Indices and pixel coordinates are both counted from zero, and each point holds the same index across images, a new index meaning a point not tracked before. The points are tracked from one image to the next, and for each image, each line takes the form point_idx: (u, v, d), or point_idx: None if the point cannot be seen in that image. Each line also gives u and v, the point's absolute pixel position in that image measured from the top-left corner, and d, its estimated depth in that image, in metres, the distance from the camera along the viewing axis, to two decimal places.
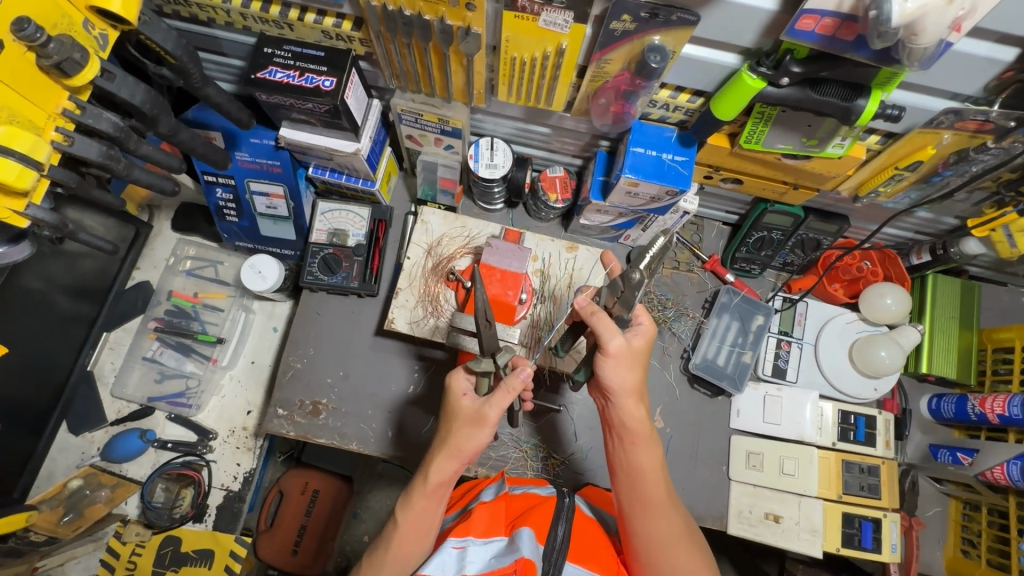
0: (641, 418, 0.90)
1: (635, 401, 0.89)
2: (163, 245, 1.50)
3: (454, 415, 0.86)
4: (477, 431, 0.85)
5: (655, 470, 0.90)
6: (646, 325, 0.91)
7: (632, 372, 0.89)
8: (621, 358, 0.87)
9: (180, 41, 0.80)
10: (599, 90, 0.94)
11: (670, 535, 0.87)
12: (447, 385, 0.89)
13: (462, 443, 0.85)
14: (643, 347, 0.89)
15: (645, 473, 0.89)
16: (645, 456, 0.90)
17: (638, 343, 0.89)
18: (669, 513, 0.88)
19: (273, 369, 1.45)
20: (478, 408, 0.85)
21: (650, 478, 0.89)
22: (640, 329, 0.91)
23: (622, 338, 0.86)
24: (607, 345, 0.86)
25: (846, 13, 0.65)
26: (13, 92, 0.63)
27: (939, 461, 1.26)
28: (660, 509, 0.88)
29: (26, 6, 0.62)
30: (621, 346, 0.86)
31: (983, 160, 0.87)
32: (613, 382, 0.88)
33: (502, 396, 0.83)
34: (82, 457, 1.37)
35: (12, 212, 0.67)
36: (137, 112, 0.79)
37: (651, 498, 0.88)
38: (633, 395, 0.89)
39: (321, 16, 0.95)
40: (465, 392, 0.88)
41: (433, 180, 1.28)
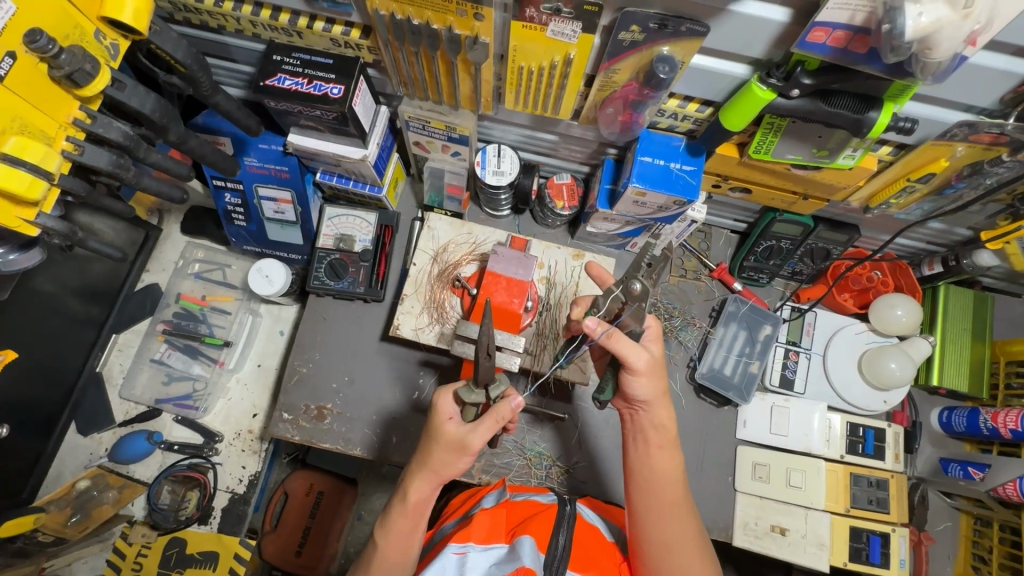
0: (664, 427, 0.90)
1: (662, 408, 0.91)
2: (173, 248, 1.52)
3: (439, 440, 0.85)
4: (457, 458, 0.86)
5: (675, 478, 0.89)
6: (653, 328, 0.93)
7: (660, 382, 0.90)
8: (650, 370, 0.88)
9: (191, 51, 0.81)
10: (607, 99, 0.94)
11: (683, 541, 0.86)
12: (433, 408, 0.87)
13: (444, 468, 0.86)
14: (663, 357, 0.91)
15: (662, 480, 0.88)
16: (666, 463, 0.89)
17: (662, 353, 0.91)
18: (684, 519, 0.87)
19: (280, 373, 1.46)
20: (462, 436, 0.84)
21: (667, 486, 0.88)
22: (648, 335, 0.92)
23: (651, 355, 0.87)
24: (638, 358, 0.86)
25: (859, 26, 0.64)
26: (25, 103, 0.64)
27: (949, 475, 1.24)
28: (674, 516, 0.87)
29: (38, 18, 0.63)
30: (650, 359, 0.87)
31: (997, 173, 0.86)
32: (643, 390, 0.89)
33: (489, 425, 0.83)
34: (90, 458, 1.39)
35: (23, 220, 0.68)
36: (147, 121, 0.80)
37: (668, 504, 0.87)
38: (659, 403, 0.90)
39: (330, 24, 0.96)
40: (450, 417, 0.86)
41: (440, 186, 1.28)
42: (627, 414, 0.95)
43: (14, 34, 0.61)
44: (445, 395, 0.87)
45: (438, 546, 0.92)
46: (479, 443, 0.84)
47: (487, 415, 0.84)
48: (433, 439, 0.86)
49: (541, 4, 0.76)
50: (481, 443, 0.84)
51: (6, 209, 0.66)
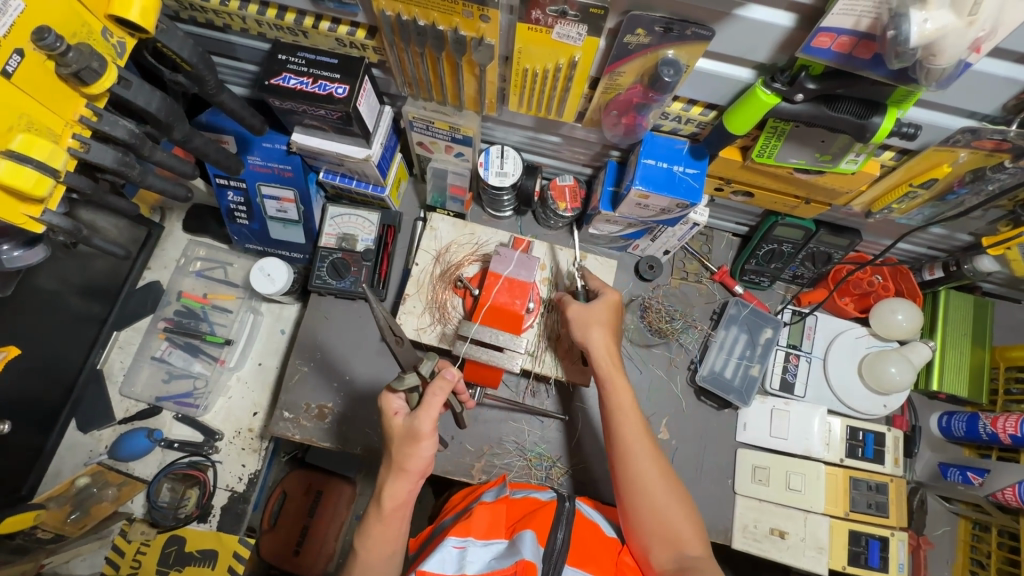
0: (614, 370, 0.99)
1: (607, 356, 1.00)
2: (174, 245, 1.52)
3: (391, 436, 0.87)
4: (415, 447, 0.84)
5: (631, 417, 0.97)
6: (607, 294, 1.05)
7: (599, 331, 1.01)
8: (588, 319, 1.02)
9: (197, 50, 0.81)
10: (611, 101, 0.94)
11: (647, 476, 0.92)
12: (381, 409, 0.90)
13: (406, 464, 0.85)
14: (603, 312, 1.03)
15: (622, 419, 0.96)
16: (620, 404, 0.97)
17: (597, 308, 1.03)
18: (644, 455, 0.93)
19: (281, 372, 1.46)
20: (409, 425, 0.85)
21: (624, 424, 0.96)
22: (602, 297, 1.05)
23: (577, 303, 1.03)
24: (567, 309, 1.04)
25: (864, 32, 0.64)
26: (31, 100, 0.64)
27: (948, 480, 1.24)
28: (638, 452, 0.93)
29: (46, 17, 0.63)
30: (578, 308, 1.03)
31: (999, 179, 0.86)
32: (583, 340, 1.02)
33: (428, 402, 0.84)
34: (90, 455, 1.38)
35: (29, 217, 0.68)
36: (153, 119, 0.80)
37: (627, 442, 0.94)
38: (606, 350, 1.01)
39: (335, 24, 0.96)
40: (397, 411, 0.89)
41: (443, 187, 1.28)
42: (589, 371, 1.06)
43: (23, 32, 0.61)
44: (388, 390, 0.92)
45: (437, 540, 0.92)
46: (428, 425, 0.83)
47: (427, 392, 0.85)
48: (389, 440, 0.88)
49: (547, 6, 0.76)
50: (428, 424, 0.83)
51: (12, 205, 0.66)
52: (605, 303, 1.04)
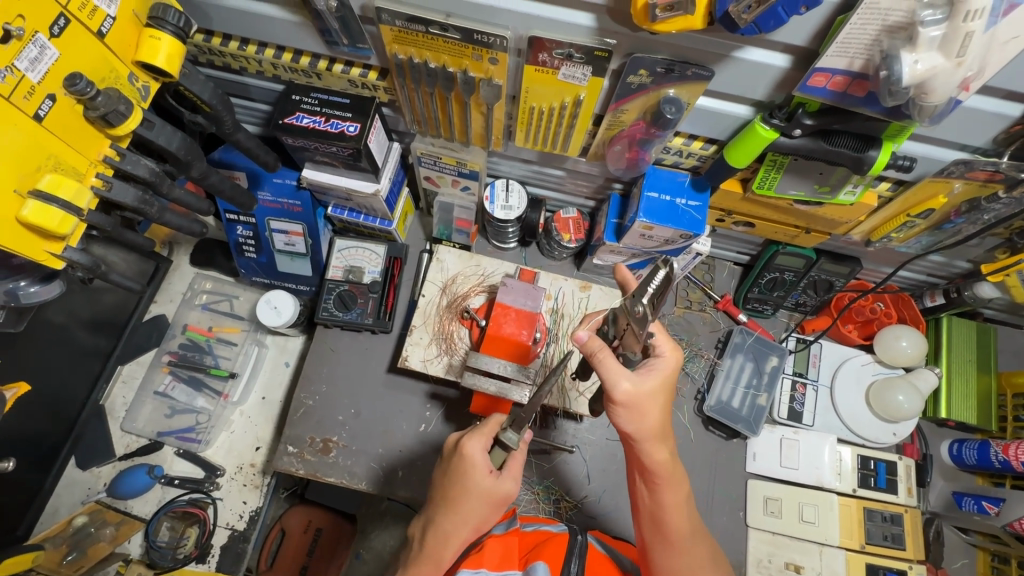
0: (664, 459, 0.83)
1: (659, 443, 0.82)
2: (181, 279, 1.53)
3: (477, 495, 0.84)
4: (496, 510, 0.87)
5: (681, 509, 0.85)
6: (666, 358, 0.82)
7: (652, 417, 0.81)
8: (644, 403, 0.79)
9: (216, 91, 0.85)
10: (614, 137, 0.97)
11: (697, 571, 0.84)
12: (466, 459, 0.85)
13: (483, 524, 0.86)
14: (656, 385, 0.80)
15: (669, 513, 0.84)
16: (671, 495, 0.84)
17: (648, 386, 0.79)
18: (692, 547, 0.85)
19: (285, 406, 1.45)
20: (502, 491, 0.86)
21: (672, 515, 0.84)
22: (655, 365, 0.81)
23: (628, 383, 0.77)
24: (614, 392, 0.78)
25: (857, 72, 0.67)
26: (59, 142, 0.66)
27: (963, 510, 1.21)
28: (688, 546, 0.84)
29: (79, 63, 0.65)
30: (631, 389, 0.78)
31: (994, 210, 0.88)
32: (637, 429, 0.81)
33: (515, 467, 0.87)
34: (88, 493, 1.36)
35: (49, 253, 0.69)
36: (172, 158, 0.83)
37: (675, 537, 0.84)
38: (658, 436, 0.82)
39: (348, 66, 1.00)
40: (488, 468, 0.85)
41: (449, 220, 1.31)
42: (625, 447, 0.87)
43: (55, 78, 0.63)
44: (478, 440, 0.86)
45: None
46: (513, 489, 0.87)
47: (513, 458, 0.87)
48: (471, 496, 0.84)
49: (553, 49, 0.80)
50: (518, 491, 0.88)
51: (34, 242, 0.67)
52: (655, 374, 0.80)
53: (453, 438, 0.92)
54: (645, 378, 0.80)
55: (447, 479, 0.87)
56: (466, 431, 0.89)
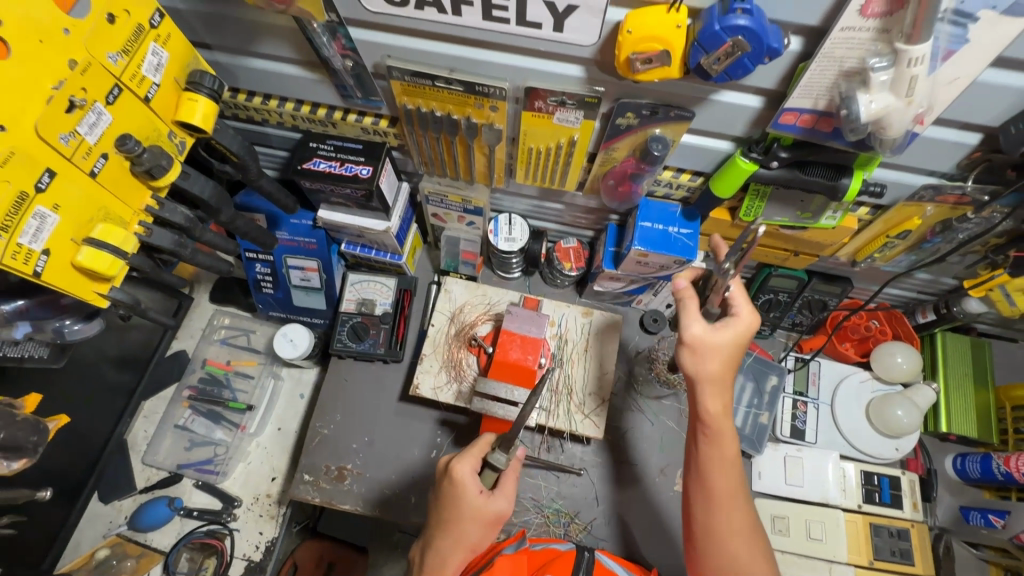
0: (730, 425, 0.89)
1: (720, 397, 0.88)
2: (201, 316, 1.60)
3: (472, 516, 0.88)
4: (491, 529, 0.91)
5: (729, 467, 0.88)
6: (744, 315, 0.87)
7: (725, 375, 0.87)
8: (719, 351, 0.86)
9: (243, 143, 0.93)
10: (607, 172, 1.05)
11: (737, 526, 0.87)
12: (457, 483, 0.89)
13: (479, 543, 0.90)
14: (728, 338, 0.86)
15: (715, 469, 0.88)
16: (723, 450, 0.88)
17: (723, 339, 0.86)
18: (737, 508, 0.88)
19: (299, 436, 1.49)
20: (495, 510, 0.90)
21: (726, 472, 0.88)
22: (735, 321, 0.86)
23: (700, 326, 0.86)
24: (685, 330, 0.87)
25: (822, 110, 0.75)
26: (110, 195, 0.74)
27: (971, 524, 1.24)
28: (731, 506, 0.87)
29: (129, 125, 0.74)
30: (699, 333, 0.86)
31: (966, 229, 0.95)
32: (705, 374, 0.87)
33: (508, 487, 0.92)
34: (110, 526, 1.40)
35: (97, 294, 0.76)
36: (203, 205, 0.91)
37: (718, 493, 0.88)
38: (719, 388, 0.87)
39: (361, 116, 1.09)
40: (478, 491, 0.89)
41: (455, 253, 1.38)
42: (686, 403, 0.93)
43: (108, 139, 0.72)
44: (467, 463, 0.90)
45: None
46: (507, 507, 0.91)
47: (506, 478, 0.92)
48: (465, 517, 0.88)
49: (548, 97, 0.88)
50: (509, 509, 0.93)
51: (85, 284, 0.73)
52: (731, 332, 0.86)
53: (444, 460, 0.97)
54: (718, 330, 0.86)
55: (440, 502, 0.91)
56: (455, 454, 0.94)
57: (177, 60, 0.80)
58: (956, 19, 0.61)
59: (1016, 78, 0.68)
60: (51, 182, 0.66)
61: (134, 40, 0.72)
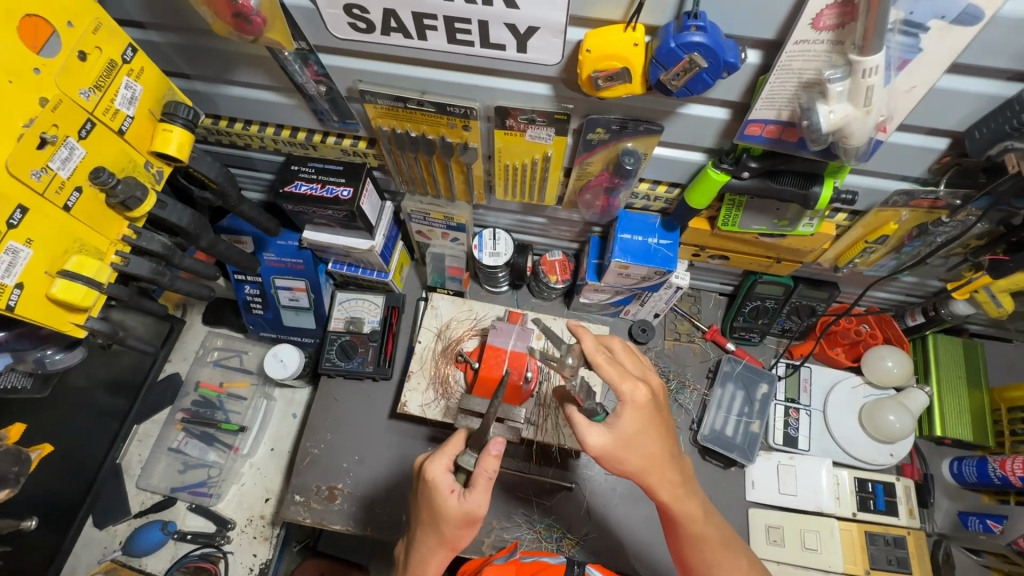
0: (671, 481, 0.88)
1: (667, 463, 0.87)
2: (194, 337, 1.62)
3: (442, 517, 0.85)
4: (469, 528, 0.87)
5: (700, 520, 0.90)
6: (634, 394, 0.83)
7: (652, 440, 0.85)
8: (631, 437, 0.83)
9: (222, 170, 0.95)
10: (585, 186, 1.05)
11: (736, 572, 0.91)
12: (430, 482, 0.86)
13: (458, 541, 0.88)
14: (632, 419, 0.83)
15: (691, 528, 0.89)
16: (690, 508, 0.89)
17: (630, 427, 0.83)
18: (728, 557, 0.91)
19: (292, 456, 1.49)
20: (467, 510, 0.85)
21: (693, 526, 0.90)
22: (625, 404, 0.83)
23: (597, 434, 0.82)
24: (589, 445, 0.83)
25: (786, 121, 0.75)
26: (86, 227, 0.76)
27: (970, 530, 1.21)
28: (718, 555, 0.91)
29: (103, 157, 0.75)
30: (605, 443, 0.83)
31: (943, 232, 0.95)
32: (631, 467, 0.85)
33: (483, 491, 0.85)
34: (104, 551, 1.40)
35: (74, 324, 0.77)
36: (183, 232, 0.93)
37: (711, 551, 0.91)
38: (661, 459, 0.86)
39: (341, 138, 1.11)
40: (451, 489, 0.86)
41: (442, 268, 1.39)
42: None
43: (82, 172, 0.73)
44: (439, 461, 0.87)
45: None
46: (483, 508, 0.85)
47: (478, 476, 0.85)
48: (437, 518, 0.86)
49: (519, 115, 0.89)
50: (486, 508, 0.86)
51: (60, 315, 0.75)
52: (635, 412, 0.83)
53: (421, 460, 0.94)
54: (616, 424, 0.83)
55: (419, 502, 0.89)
56: (430, 453, 0.91)
57: (151, 92, 0.81)
58: (906, 29, 0.61)
59: (976, 83, 0.68)
60: (23, 218, 0.67)
61: (105, 76, 0.74)
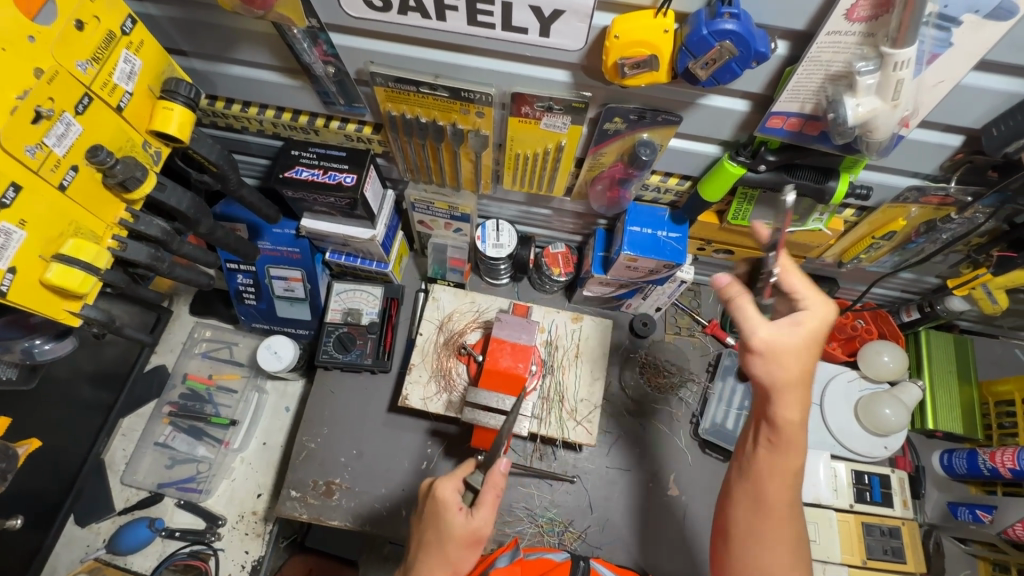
0: (801, 419, 0.81)
1: (797, 402, 0.80)
2: (181, 328, 1.56)
3: (449, 534, 0.85)
4: (472, 550, 0.86)
5: (787, 477, 0.83)
6: (819, 310, 0.79)
7: (797, 367, 0.79)
8: (793, 353, 0.79)
9: (222, 152, 0.91)
10: (595, 178, 1.04)
11: (781, 546, 0.82)
12: (438, 500, 0.88)
13: (461, 564, 0.86)
14: (799, 340, 0.79)
15: (771, 477, 0.83)
16: (786, 458, 0.83)
17: (799, 340, 0.79)
18: (787, 521, 0.84)
19: (285, 450, 1.45)
20: (473, 528, 0.85)
21: (784, 469, 0.83)
22: (800, 318, 0.79)
23: (768, 330, 0.79)
24: (752, 337, 0.80)
25: (808, 114, 0.75)
26: (82, 209, 0.71)
27: (959, 519, 1.24)
28: (781, 503, 0.83)
29: (100, 136, 0.71)
30: (769, 338, 0.79)
31: (949, 229, 0.97)
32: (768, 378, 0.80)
33: (492, 508, 0.86)
34: (87, 550, 1.34)
35: (68, 312, 0.73)
36: (181, 217, 0.88)
37: (777, 512, 0.83)
38: (795, 391, 0.80)
39: (344, 122, 1.07)
40: (458, 507, 0.87)
41: (443, 260, 1.36)
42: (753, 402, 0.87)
43: (78, 150, 0.69)
44: (449, 482, 0.89)
45: None
46: (489, 526, 0.86)
47: (487, 491, 0.87)
48: (442, 536, 0.85)
49: (535, 102, 0.87)
50: (491, 528, 0.87)
51: (54, 302, 0.70)
52: (795, 326, 0.79)
53: (428, 482, 0.96)
54: (789, 331, 0.79)
55: (425, 521, 0.89)
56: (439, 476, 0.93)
57: (150, 68, 0.77)
58: (940, 23, 0.61)
59: (996, 81, 0.69)
60: (17, 197, 0.63)
61: (104, 48, 0.69)
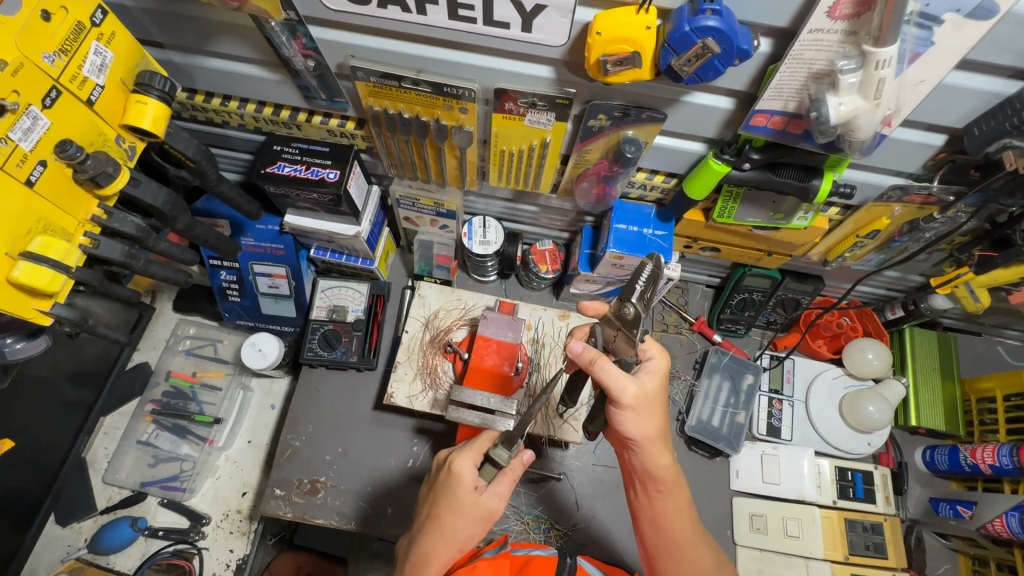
0: (667, 462, 0.85)
1: (660, 449, 0.84)
2: (164, 325, 1.54)
3: (461, 511, 0.84)
4: (480, 527, 0.86)
5: (681, 511, 0.87)
6: (656, 361, 0.83)
7: (653, 422, 0.82)
8: (646, 404, 0.81)
9: (200, 147, 0.89)
10: (581, 175, 1.03)
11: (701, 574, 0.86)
12: (455, 474, 0.85)
13: (467, 541, 0.86)
14: (657, 389, 0.82)
15: (669, 517, 0.87)
16: (671, 500, 0.87)
17: (653, 387, 0.81)
18: (695, 549, 0.87)
19: (270, 448, 1.44)
20: (487, 506, 0.85)
21: (670, 509, 0.87)
22: (651, 367, 0.83)
23: (634, 388, 0.78)
24: (620, 397, 0.79)
25: (792, 113, 0.74)
26: (50, 206, 0.69)
27: (941, 515, 1.25)
28: (682, 538, 0.87)
29: (68, 130, 0.69)
30: (637, 395, 0.79)
31: (932, 228, 0.97)
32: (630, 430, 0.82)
33: (505, 486, 0.86)
34: (68, 550, 1.33)
35: (39, 311, 0.71)
36: (157, 213, 0.87)
37: (680, 542, 0.87)
38: (657, 443, 0.84)
39: (327, 117, 1.05)
40: (474, 485, 0.85)
41: (429, 256, 1.35)
42: (624, 454, 0.89)
43: (46, 145, 0.67)
44: (468, 456, 0.86)
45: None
46: (501, 504, 0.86)
47: (504, 472, 0.86)
48: (454, 510, 0.85)
49: (518, 99, 0.86)
50: (503, 507, 0.87)
51: (23, 302, 0.69)
52: (653, 376, 0.82)
53: (443, 453, 0.93)
54: (647, 380, 0.81)
55: (437, 494, 0.88)
56: (455, 448, 0.90)
57: (123, 61, 0.75)
58: (922, 22, 0.61)
59: (978, 80, 0.69)
60: None
61: (72, 40, 0.67)
